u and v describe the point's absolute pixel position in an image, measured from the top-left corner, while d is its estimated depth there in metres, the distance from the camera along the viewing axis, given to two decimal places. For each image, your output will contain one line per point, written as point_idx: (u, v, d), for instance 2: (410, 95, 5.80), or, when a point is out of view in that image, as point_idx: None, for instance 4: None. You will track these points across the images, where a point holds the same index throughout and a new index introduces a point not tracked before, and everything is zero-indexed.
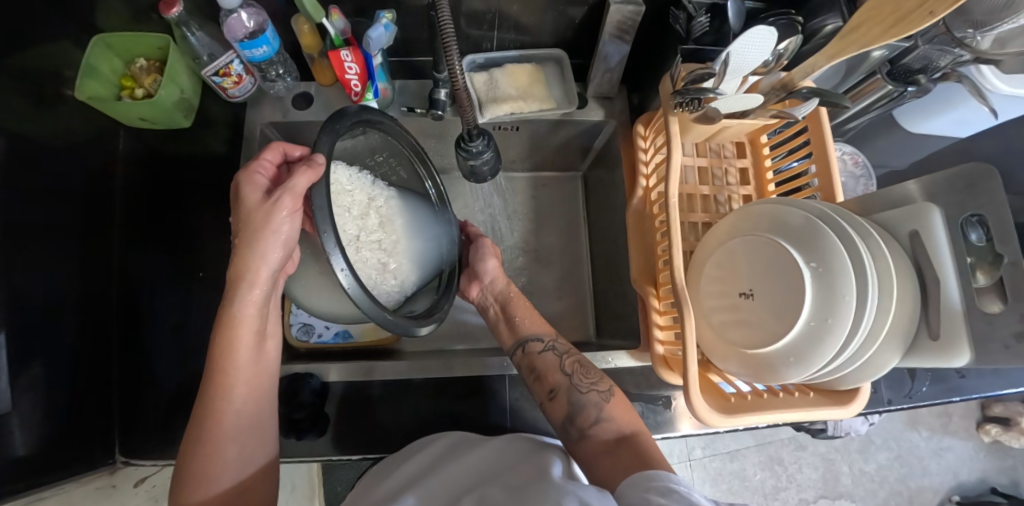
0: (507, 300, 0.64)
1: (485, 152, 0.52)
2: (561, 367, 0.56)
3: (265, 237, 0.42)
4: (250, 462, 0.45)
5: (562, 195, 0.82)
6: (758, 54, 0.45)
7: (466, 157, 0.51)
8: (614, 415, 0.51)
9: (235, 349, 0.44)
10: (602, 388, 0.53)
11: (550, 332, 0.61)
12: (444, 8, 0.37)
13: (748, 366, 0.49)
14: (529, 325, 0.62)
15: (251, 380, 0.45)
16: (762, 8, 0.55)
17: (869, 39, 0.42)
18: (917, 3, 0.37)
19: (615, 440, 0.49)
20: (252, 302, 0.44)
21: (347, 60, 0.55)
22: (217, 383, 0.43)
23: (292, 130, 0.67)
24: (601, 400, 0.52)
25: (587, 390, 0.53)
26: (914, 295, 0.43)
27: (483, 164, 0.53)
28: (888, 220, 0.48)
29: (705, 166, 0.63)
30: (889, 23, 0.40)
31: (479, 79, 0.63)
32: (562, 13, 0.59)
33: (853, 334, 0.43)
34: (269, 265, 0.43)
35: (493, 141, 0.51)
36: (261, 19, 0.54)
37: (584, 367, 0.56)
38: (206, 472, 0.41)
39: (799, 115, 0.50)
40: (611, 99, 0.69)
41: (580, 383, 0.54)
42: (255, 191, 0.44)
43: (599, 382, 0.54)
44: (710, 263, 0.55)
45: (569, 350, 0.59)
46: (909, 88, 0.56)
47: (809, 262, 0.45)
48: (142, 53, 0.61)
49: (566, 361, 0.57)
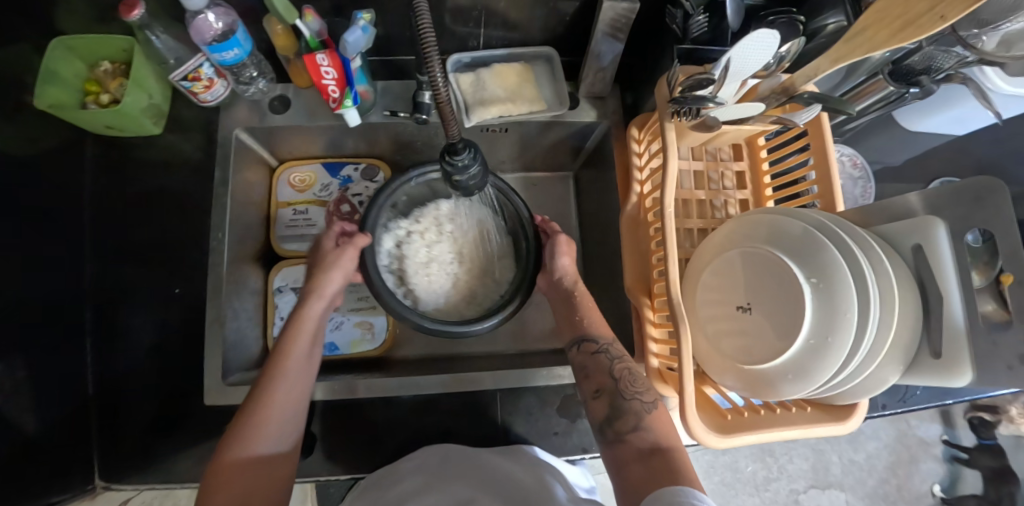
0: (571, 301, 0.61)
1: (473, 167, 0.44)
2: (609, 370, 0.53)
3: (335, 270, 0.55)
4: (284, 462, 0.43)
5: (554, 197, 0.80)
6: (759, 58, 0.43)
7: (451, 173, 0.43)
8: (654, 426, 0.48)
9: (296, 340, 0.50)
10: (647, 399, 0.50)
11: (607, 337, 0.57)
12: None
13: (745, 380, 0.48)
14: (597, 326, 0.57)
15: (302, 368, 0.48)
16: (761, 5, 0.53)
17: (874, 44, 0.41)
18: (927, 6, 0.36)
19: (646, 451, 0.46)
20: (317, 307, 0.54)
21: (323, 64, 0.50)
22: (276, 366, 0.47)
23: (268, 135, 0.64)
24: (641, 410, 0.49)
25: (631, 397, 0.50)
26: (915, 311, 0.42)
27: (471, 181, 0.44)
28: (890, 233, 0.46)
29: (701, 171, 0.61)
30: (896, 27, 0.38)
31: (466, 80, 0.60)
32: (552, 8, 0.56)
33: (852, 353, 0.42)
34: (335, 285, 0.56)
35: (482, 153, 0.43)
36: (230, 19, 0.51)
37: (633, 375, 0.52)
38: (248, 435, 0.41)
39: (801, 120, 0.49)
40: (604, 98, 0.66)
41: (625, 389, 0.51)
42: (329, 238, 0.58)
43: (643, 391, 0.51)
44: (707, 276, 0.54)
45: (623, 357, 0.55)
46: (912, 90, 0.54)
47: (809, 278, 0.44)
48: (105, 55, 0.57)
49: (614, 365, 0.53)
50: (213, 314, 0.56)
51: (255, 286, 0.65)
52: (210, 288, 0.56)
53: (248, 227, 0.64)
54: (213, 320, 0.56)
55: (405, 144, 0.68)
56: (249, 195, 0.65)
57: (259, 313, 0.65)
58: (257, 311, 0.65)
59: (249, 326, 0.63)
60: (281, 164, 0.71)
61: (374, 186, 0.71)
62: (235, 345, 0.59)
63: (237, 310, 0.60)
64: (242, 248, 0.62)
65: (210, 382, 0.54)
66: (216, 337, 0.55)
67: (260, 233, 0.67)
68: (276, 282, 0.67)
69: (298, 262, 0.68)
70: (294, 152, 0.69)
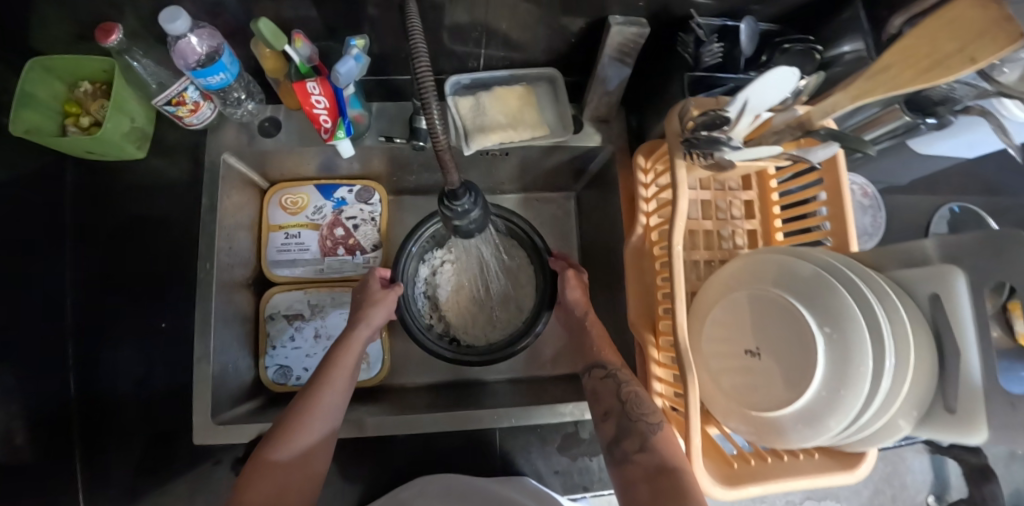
0: (585, 329, 0.60)
1: (474, 210, 0.42)
2: (616, 394, 0.52)
3: (381, 306, 0.56)
4: (318, 461, 0.46)
5: (555, 217, 0.78)
6: (779, 93, 0.40)
7: (449, 217, 0.41)
8: (660, 447, 0.45)
9: (338, 364, 0.52)
10: (653, 419, 0.48)
11: (613, 362, 0.56)
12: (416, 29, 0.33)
13: (753, 425, 0.47)
14: (605, 353, 0.57)
15: (340, 392, 0.50)
16: (776, 31, 0.52)
17: (898, 83, 0.38)
18: (956, 46, 0.34)
19: (654, 471, 0.44)
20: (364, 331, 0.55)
21: (314, 93, 0.47)
22: (317, 386, 0.49)
23: (258, 157, 0.61)
24: (646, 431, 0.47)
25: (636, 418, 0.48)
26: (931, 362, 0.41)
27: (470, 224, 0.42)
28: (905, 279, 0.45)
29: (709, 200, 0.58)
30: (923, 67, 0.36)
31: (465, 104, 0.57)
32: (557, 29, 0.53)
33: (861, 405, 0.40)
34: (382, 318, 0.56)
35: (484, 196, 0.41)
36: (216, 42, 0.48)
37: (639, 397, 0.50)
38: (284, 447, 0.45)
39: (816, 157, 0.46)
40: (609, 121, 0.64)
41: (629, 412, 0.50)
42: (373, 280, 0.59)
43: (650, 413, 0.49)
44: (714, 315, 0.52)
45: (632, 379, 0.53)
46: (926, 120, 0.53)
47: (822, 327, 0.43)
48: (84, 75, 0.54)
49: (622, 388, 0.52)
50: (201, 349, 0.54)
51: (246, 314, 0.63)
52: (198, 322, 0.54)
53: (237, 253, 0.62)
54: (200, 355, 0.53)
55: (402, 167, 0.66)
56: (238, 219, 0.62)
57: (250, 342, 0.63)
58: (247, 340, 0.63)
59: (240, 356, 0.61)
60: (272, 185, 0.68)
61: (369, 209, 0.68)
62: (225, 378, 0.57)
63: (226, 342, 0.58)
64: (231, 276, 0.60)
65: (199, 421, 0.52)
66: (203, 372, 0.53)
67: (250, 258, 0.65)
68: (267, 309, 0.64)
69: (291, 287, 0.65)
70: (285, 173, 0.66)
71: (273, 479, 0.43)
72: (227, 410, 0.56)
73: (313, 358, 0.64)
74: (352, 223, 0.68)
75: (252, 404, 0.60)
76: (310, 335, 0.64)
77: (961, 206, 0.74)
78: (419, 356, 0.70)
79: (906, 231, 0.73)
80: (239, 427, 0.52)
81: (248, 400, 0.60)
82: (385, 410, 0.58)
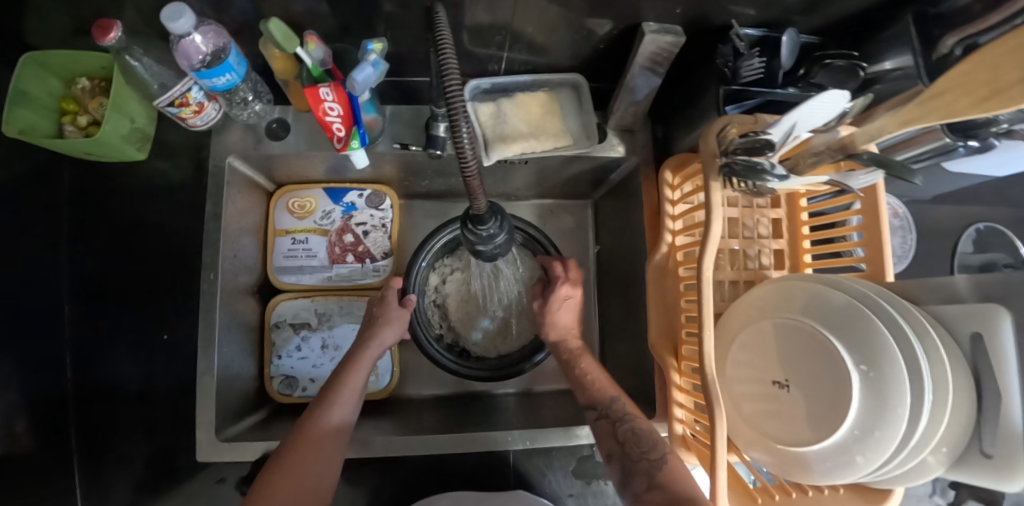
0: (574, 359, 0.56)
1: (499, 234, 0.40)
2: (613, 435, 0.47)
3: (393, 326, 0.55)
4: (325, 478, 0.42)
5: (570, 225, 0.76)
6: (825, 111, 0.39)
7: (474, 241, 0.39)
8: (669, 483, 0.41)
9: (347, 378, 0.50)
10: (654, 456, 0.44)
11: (603, 399, 0.51)
12: (445, 42, 0.31)
13: (776, 457, 0.45)
14: (593, 389, 0.52)
15: (346, 407, 0.48)
16: (817, 43, 0.48)
17: (953, 110, 0.34)
18: (1020, 75, 0.29)
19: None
20: (376, 346, 0.53)
21: (327, 99, 0.44)
22: (325, 399, 0.47)
23: (265, 160, 0.58)
24: (651, 468, 0.43)
25: (639, 458, 0.44)
26: (966, 403, 0.39)
27: (495, 248, 0.41)
28: (945, 315, 0.42)
29: (736, 217, 0.56)
30: (981, 96, 0.32)
31: (485, 112, 0.55)
32: (584, 35, 0.50)
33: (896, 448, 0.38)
34: (394, 337, 0.55)
35: (510, 222, 0.39)
36: (222, 40, 0.45)
37: (639, 436, 0.46)
38: (290, 460, 0.41)
39: (857, 184, 0.44)
40: (633, 131, 0.61)
41: (630, 453, 0.45)
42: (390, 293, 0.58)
43: (651, 450, 0.44)
44: (740, 340, 0.51)
45: (627, 414, 0.49)
46: (970, 142, 0.48)
47: (858, 365, 0.40)
48: (83, 71, 0.51)
49: (617, 428, 0.48)
50: (205, 362, 0.52)
51: (251, 322, 0.61)
52: (202, 334, 0.52)
53: (242, 260, 0.59)
54: (204, 369, 0.52)
55: (416, 173, 0.64)
56: (243, 224, 0.60)
57: (255, 351, 0.61)
58: (252, 349, 0.61)
59: (245, 367, 0.59)
60: (279, 188, 0.66)
61: (380, 214, 0.66)
62: (231, 390, 0.55)
63: (231, 353, 0.56)
64: (236, 284, 0.58)
65: (203, 437, 0.51)
66: (207, 386, 0.51)
67: (256, 264, 0.63)
68: (273, 317, 0.63)
69: (297, 296, 0.63)
70: (293, 176, 0.63)
71: (276, 498, 0.39)
72: (230, 426, 0.54)
73: (320, 368, 0.62)
74: (362, 229, 0.66)
75: (257, 416, 0.58)
76: (317, 346, 0.63)
77: (987, 225, 0.72)
78: (429, 367, 0.68)
79: (930, 250, 0.72)
80: (245, 445, 0.51)
81: (253, 412, 0.58)
82: (394, 427, 0.57)
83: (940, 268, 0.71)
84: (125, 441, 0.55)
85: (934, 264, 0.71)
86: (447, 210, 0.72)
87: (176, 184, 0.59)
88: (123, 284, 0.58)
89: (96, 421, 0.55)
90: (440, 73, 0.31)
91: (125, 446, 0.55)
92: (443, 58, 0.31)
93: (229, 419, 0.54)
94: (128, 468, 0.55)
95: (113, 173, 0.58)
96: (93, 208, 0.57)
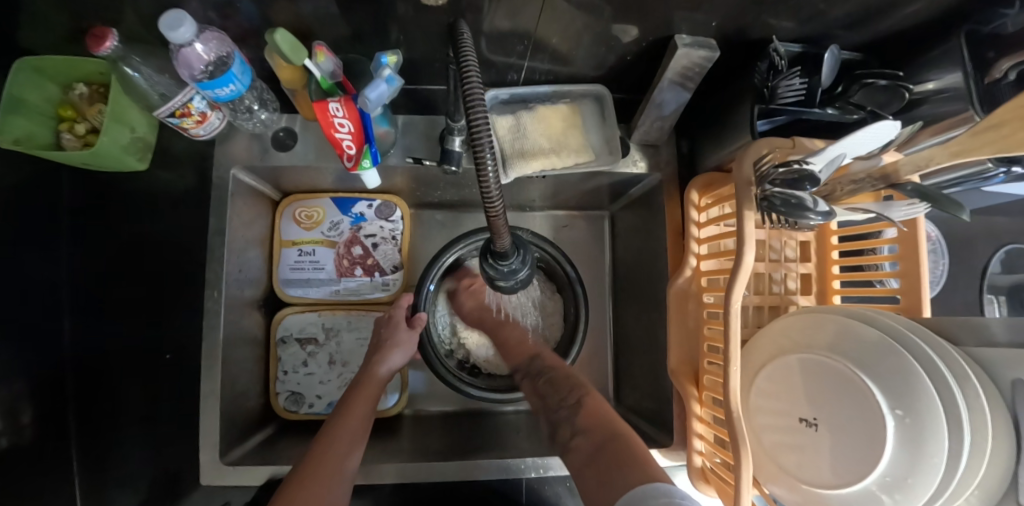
0: (498, 329, 0.64)
1: (520, 269, 0.42)
2: (535, 389, 0.57)
3: (401, 349, 0.54)
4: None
5: (585, 238, 0.74)
6: (868, 144, 0.37)
7: (496, 276, 0.41)
8: (590, 426, 0.47)
9: (356, 401, 0.49)
10: (571, 401, 0.51)
11: (523, 361, 0.60)
12: (470, 65, 0.29)
13: (800, 495, 0.43)
14: (517, 352, 0.61)
15: (355, 432, 0.47)
16: (859, 61, 0.45)
17: (1009, 144, 0.31)
18: None
19: (596, 446, 0.44)
20: (385, 367, 0.53)
21: (337, 115, 0.40)
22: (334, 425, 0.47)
23: (271, 171, 0.56)
24: (571, 414, 0.50)
25: (557, 407, 0.52)
26: (1007, 452, 0.34)
27: (515, 283, 0.43)
28: (983, 356, 0.38)
29: (763, 239, 0.53)
30: None
31: (504, 125, 0.53)
32: (609, 46, 0.47)
33: (931, 497, 0.35)
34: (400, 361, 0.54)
35: (532, 257, 0.42)
36: (226, 49, 0.42)
37: (554, 385, 0.54)
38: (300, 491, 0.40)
39: (898, 216, 0.41)
40: (658, 146, 0.59)
41: (550, 404, 0.53)
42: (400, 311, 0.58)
43: (568, 396, 0.52)
44: (766, 373, 0.48)
45: (546, 368, 0.57)
46: (1014, 168, 0.41)
47: (893, 408, 0.36)
48: (81, 77, 0.49)
49: (537, 385, 0.57)
50: (209, 382, 0.50)
51: (257, 337, 0.60)
52: (205, 352, 0.50)
53: (247, 274, 0.57)
54: (208, 389, 0.50)
55: (427, 184, 0.61)
56: (249, 236, 0.57)
57: (261, 367, 0.60)
58: (258, 365, 0.59)
59: (251, 383, 0.58)
60: (285, 196, 0.63)
61: (390, 226, 0.64)
62: (236, 408, 0.54)
63: (236, 370, 0.55)
64: (241, 299, 0.56)
65: (206, 459, 0.49)
66: (211, 407, 0.50)
67: (262, 277, 0.61)
68: (278, 332, 0.61)
69: (304, 309, 0.62)
70: (299, 185, 0.61)
71: None
72: (235, 446, 0.53)
73: (326, 384, 0.61)
74: (370, 241, 0.64)
75: (262, 433, 0.57)
76: (324, 361, 0.61)
77: (1016, 246, 0.69)
78: (438, 382, 0.67)
79: (959, 271, 0.69)
80: (250, 469, 0.50)
81: (258, 430, 0.57)
82: (402, 450, 0.55)
83: (967, 290, 0.68)
84: (130, 456, 0.55)
85: (961, 287, 0.68)
86: (459, 220, 0.69)
87: (179, 193, 0.58)
88: (128, 296, 0.56)
89: (104, 436, 0.54)
90: (464, 94, 0.28)
91: (131, 460, 0.55)
92: (467, 83, 0.28)
93: (234, 440, 0.53)
94: (133, 484, 0.54)
95: (115, 182, 0.56)
96: (95, 219, 0.56)
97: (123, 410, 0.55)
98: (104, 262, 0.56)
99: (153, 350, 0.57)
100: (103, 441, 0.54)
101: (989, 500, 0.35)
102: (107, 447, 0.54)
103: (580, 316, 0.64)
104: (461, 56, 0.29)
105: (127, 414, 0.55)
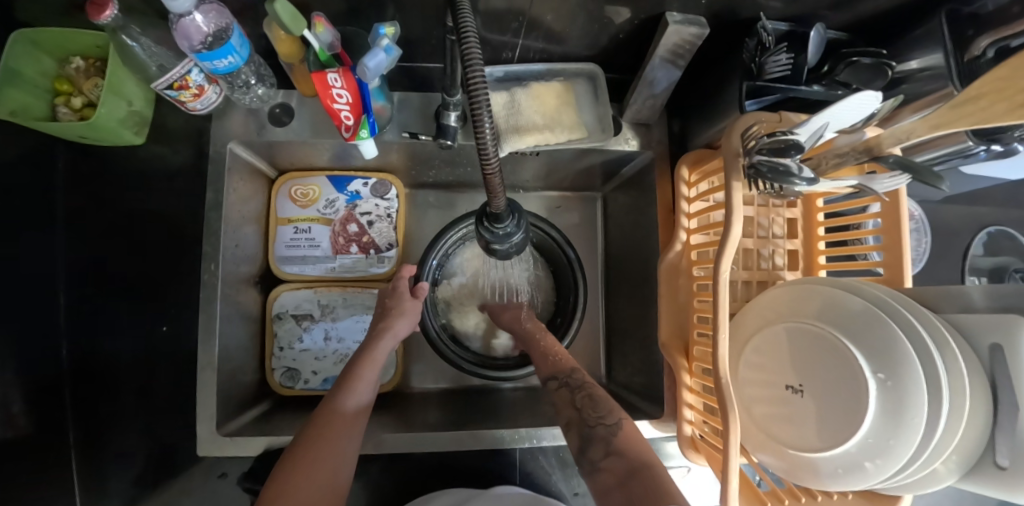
0: (533, 337, 0.59)
1: (515, 233, 0.44)
2: (571, 402, 0.50)
3: (406, 317, 0.55)
4: (341, 477, 0.41)
5: (577, 219, 0.75)
6: (852, 114, 0.38)
7: (491, 239, 0.43)
8: (625, 447, 0.43)
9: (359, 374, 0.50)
10: (611, 421, 0.46)
11: (562, 370, 0.53)
12: (470, 30, 0.29)
13: (785, 462, 0.43)
14: (554, 359, 0.55)
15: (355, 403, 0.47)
16: (845, 40, 0.46)
17: (987, 115, 0.32)
18: None
19: (625, 473, 0.40)
20: (388, 339, 0.53)
21: (335, 86, 0.41)
22: (335, 396, 0.47)
23: (268, 147, 0.57)
24: (607, 433, 0.45)
25: (595, 423, 0.46)
26: (985, 415, 0.35)
27: (511, 247, 0.44)
28: (963, 324, 0.38)
29: (751, 216, 0.54)
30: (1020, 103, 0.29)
31: (499, 101, 0.54)
32: (602, 25, 0.48)
33: (911, 458, 0.36)
34: (399, 336, 0.54)
35: (526, 222, 0.43)
36: (225, 21, 0.42)
37: (594, 401, 0.48)
38: (302, 462, 0.40)
39: (881, 187, 0.42)
40: (649, 125, 0.60)
41: (587, 418, 0.47)
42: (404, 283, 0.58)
43: (608, 416, 0.47)
44: (753, 345, 0.49)
45: (586, 382, 0.51)
46: (993, 145, 0.42)
47: (875, 372, 0.37)
48: (77, 50, 0.49)
49: (576, 395, 0.50)
50: (206, 355, 0.51)
51: (253, 313, 0.60)
52: (202, 325, 0.51)
53: (244, 250, 0.58)
54: (205, 362, 0.51)
55: (423, 163, 0.62)
56: (245, 212, 0.58)
57: (257, 342, 0.60)
58: (254, 340, 0.60)
59: (247, 359, 0.58)
60: (280, 174, 0.64)
61: (385, 204, 0.65)
62: (234, 383, 0.55)
63: (233, 344, 0.55)
64: (238, 276, 0.56)
65: (204, 431, 0.50)
66: (208, 381, 0.50)
67: (258, 254, 0.61)
68: (274, 308, 0.62)
69: (300, 286, 0.63)
70: (296, 162, 0.62)
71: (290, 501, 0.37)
72: (232, 419, 0.53)
73: (322, 360, 0.62)
74: (366, 219, 0.64)
75: (259, 408, 0.58)
76: (319, 338, 0.62)
77: (997, 228, 0.71)
78: (433, 360, 0.68)
79: (941, 253, 0.71)
80: (247, 440, 0.50)
81: (255, 404, 0.58)
82: (397, 423, 0.56)
83: (951, 270, 0.70)
84: (126, 429, 0.55)
85: (944, 267, 0.70)
86: (454, 200, 0.70)
87: (176, 169, 0.58)
88: (122, 271, 0.57)
89: (98, 411, 0.54)
90: (463, 61, 0.29)
91: (128, 432, 0.55)
92: (466, 49, 0.29)
93: (231, 413, 0.53)
94: (130, 456, 0.55)
95: (110, 157, 0.57)
96: (91, 197, 0.56)
97: (119, 385, 0.56)
98: (100, 238, 0.56)
99: (148, 326, 0.57)
100: (100, 415, 0.54)
101: (967, 460, 0.36)
102: (101, 421, 0.54)
103: (577, 300, 0.66)
104: (459, 18, 0.29)
105: (123, 389, 0.56)
